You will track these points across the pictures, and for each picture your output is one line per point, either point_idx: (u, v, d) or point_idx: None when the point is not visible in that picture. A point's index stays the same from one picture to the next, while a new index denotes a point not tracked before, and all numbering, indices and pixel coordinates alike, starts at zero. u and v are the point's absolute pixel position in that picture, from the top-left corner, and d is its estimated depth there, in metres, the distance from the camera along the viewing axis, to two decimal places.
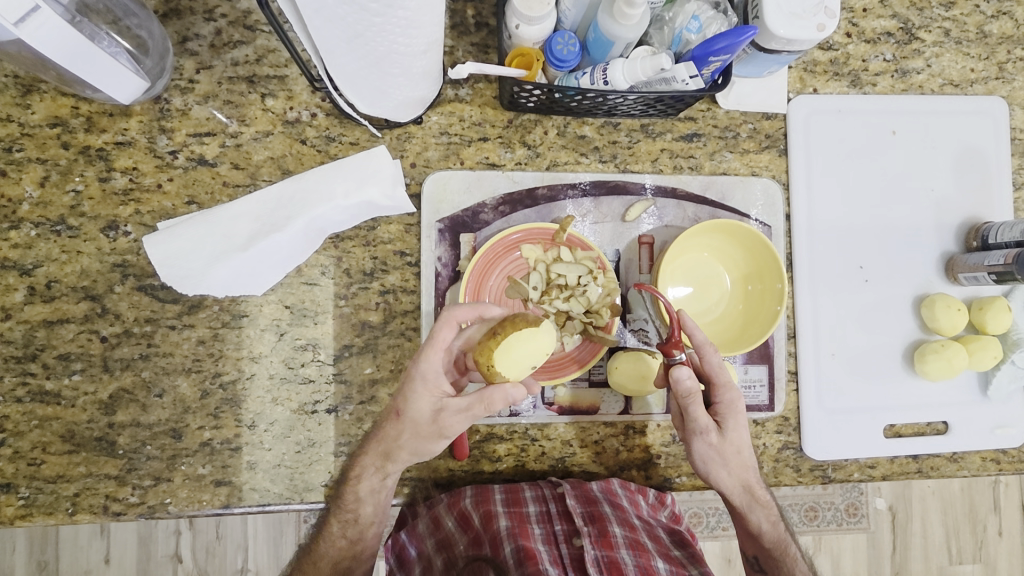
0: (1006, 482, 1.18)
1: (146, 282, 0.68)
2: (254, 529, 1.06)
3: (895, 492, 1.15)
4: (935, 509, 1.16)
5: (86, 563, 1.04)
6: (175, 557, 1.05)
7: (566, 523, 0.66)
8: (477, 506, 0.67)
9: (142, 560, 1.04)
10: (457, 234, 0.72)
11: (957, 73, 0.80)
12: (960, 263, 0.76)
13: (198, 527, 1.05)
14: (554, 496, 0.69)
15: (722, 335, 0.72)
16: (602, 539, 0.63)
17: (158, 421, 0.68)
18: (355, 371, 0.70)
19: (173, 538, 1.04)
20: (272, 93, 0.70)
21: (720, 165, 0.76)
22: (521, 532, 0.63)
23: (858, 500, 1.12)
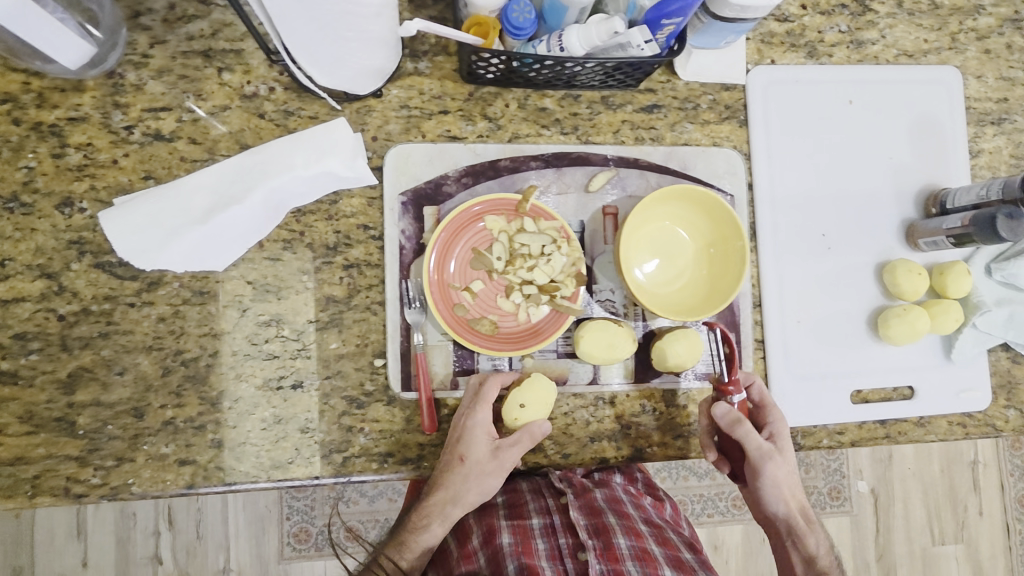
0: (983, 464, 1.50)
1: (104, 259, 0.67)
2: (236, 529, 1.36)
3: (877, 475, 1.45)
4: (917, 490, 1.47)
5: (66, 566, 1.32)
6: (156, 556, 1.35)
7: (570, 535, 0.71)
8: (481, 524, 0.74)
9: (123, 561, 1.34)
10: (421, 206, 0.72)
11: (911, 43, 0.82)
12: (920, 228, 0.76)
13: (177, 531, 1.36)
14: (558, 507, 0.72)
15: (681, 308, 0.71)
16: (608, 551, 0.70)
17: (119, 400, 0.66)
18: (320, 346, 0.69)
19: (154, 537, 1.34)
20: (228, 67, 0.70)
21: (681, 136, 0.77)
22: (523, 548, 0.69)
23: (841, 484, 1.43)
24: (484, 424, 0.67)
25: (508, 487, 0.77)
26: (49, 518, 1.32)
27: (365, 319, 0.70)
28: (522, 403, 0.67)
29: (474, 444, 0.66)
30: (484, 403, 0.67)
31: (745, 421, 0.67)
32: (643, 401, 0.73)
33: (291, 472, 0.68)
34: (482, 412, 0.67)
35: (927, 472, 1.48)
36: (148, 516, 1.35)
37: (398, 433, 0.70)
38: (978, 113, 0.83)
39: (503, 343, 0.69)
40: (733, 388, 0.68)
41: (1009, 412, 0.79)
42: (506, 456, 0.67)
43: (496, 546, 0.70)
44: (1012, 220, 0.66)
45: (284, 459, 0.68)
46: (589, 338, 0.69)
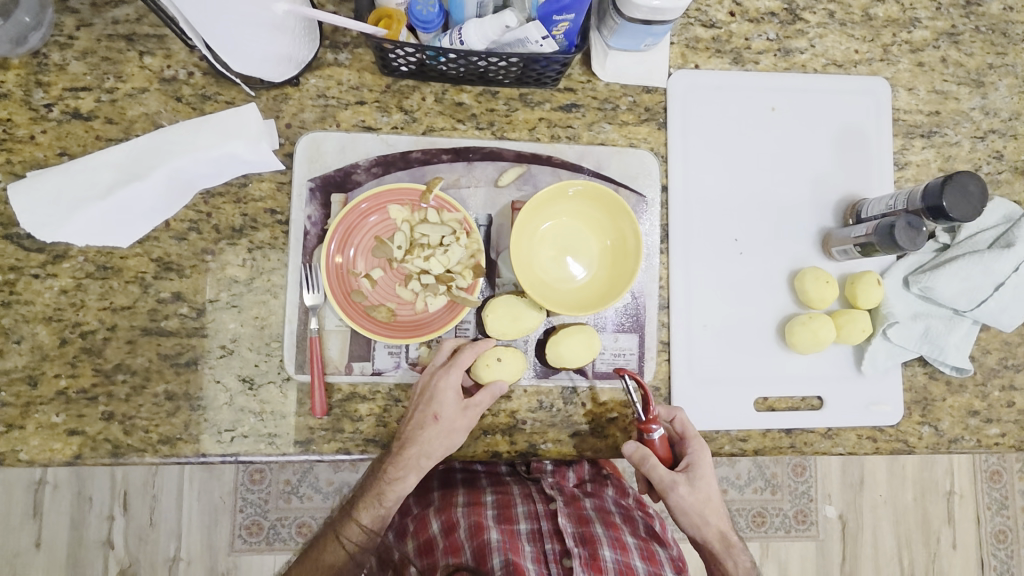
0: (959, 495, 1.50)
1: (12, 231, 0.69)
2: (189, 519, 1.37)
3: (846, 501, 1.48)
4: (887, 518, 1.49)
5: (19, 547, 1.35)
6: (108, 540, 1.36)
7: (556, 543, 0.75)
8: (468, 517, 0.78)
9: (76, 544, 1.35)
10: (328, 193, 0.73)
11: (841, 54, 0.81)
12: (833, 237, 0.76)
13: (130, 518, 1.37)
14: (547, 513, 0.79)
15: (574, 305, 0.71)
16: (591, 560, 0.73)
17: (15, 367, 0.68)
18: (218, 326, 0.71)
19: (108, 522, 1.35)
20: (150, 51, 0.71)
21: (597, 136, 0.77)
22: (510, 546, 0.73)
23: (807, 508, 1.45)
24: (454, 381, 0.68)
25: (500, 489, 0.83)
26: (8, 498, 1.35)
27: (264, 301, 0.72)
28: (498, 356, 0.70)
29: (446, 402, 0.68)
30: (456, 364, 0.69)
31: (652, 458, 0.68)
32: (540, 397, 0.74)
33: (181, 447, 0.70)
34: (451, 372, 0.68)
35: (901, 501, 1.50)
36: (103, 501, 1.36)
37: (289, 415, 0.71)
38: (907, 126, 0.82)
39: (396, 331, 0.70)
40: (652, 426, 0.68)
41: (923, 429, 0.80)
42: (472, 412, 0.69)
43: (483, 540, 0.74)
44: (911, 229, 0.67)
45: (174, 435, 0.70)
46: (495, 314, 0.70)
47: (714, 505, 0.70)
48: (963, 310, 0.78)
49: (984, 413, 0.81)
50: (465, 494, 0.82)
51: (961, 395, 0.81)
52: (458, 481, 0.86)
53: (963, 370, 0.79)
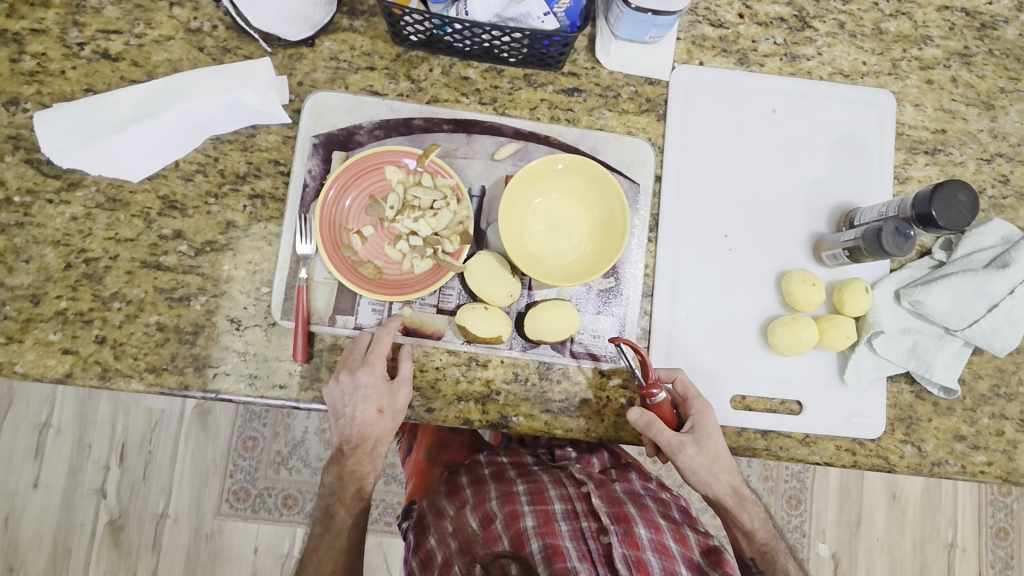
0: (960, 548, 1.47)
1: (34, 156, 0.73)
2: (181, 478, 1.40)
3: (840, 541, 1.44)
4: (883, 562, 1.46)
5: (18, 484, 1.38)
6: (103, 488, 1.39)
7: (592, 520, 0.76)
8: (503, 506, 0.78)
9: (72, 489, 1.38)
10: (330, 150, 0.75)
11: (849, 64, 0.82)
12: (825, 241, 0.76)
13: (125, 470, 1.40)
14: (579, 496, 0.79)
15: (556, 277, 0.72)
16: (629, 538, 0.74)
17: (21, 284, 0.72)
18: (213, 266, 0.74)
19: (103, 471, 1.39)
20: (180, 3, 0.76)
21: (597, 121, 0.79)
22: (548, 530, 0.74)
23: (800, 543, 1.43)
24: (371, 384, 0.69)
25: (529, 477, 0.83)
26: (11, 437, 1.38)
27: (259, 247, 0.74)
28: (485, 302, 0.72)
29: (373, 407, 0.70)
30: (367, 366, 0.69)
31: (658, 422, 0.69)
32: (515, 369, 0.74)
33: (165, 379, 0.72)
34: (365, 374, 0.69)
35: (898, 546, 1.46)
36: (101, 450, 1.40)
37: (271, 359, 0.73)
38: (911, 141, 0.82)
39: (380, 288, 0.72)
40: (654, 391, 0.68)
41: (905, 448, 0.78)
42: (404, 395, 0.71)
43: (520, 527, 0.75)
44: (898, 234, 0.67)
45: (160, 365, 0.72)
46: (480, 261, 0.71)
47: (724, 461, 0.72)
48: (954, 329, 0.77)
49: (970, 439, 0.79)
50: (498, 485, 0.81)
51: (948, 418, 0.79)
52: (487, 475, 0.84)
53: (950, 392, 0.78)
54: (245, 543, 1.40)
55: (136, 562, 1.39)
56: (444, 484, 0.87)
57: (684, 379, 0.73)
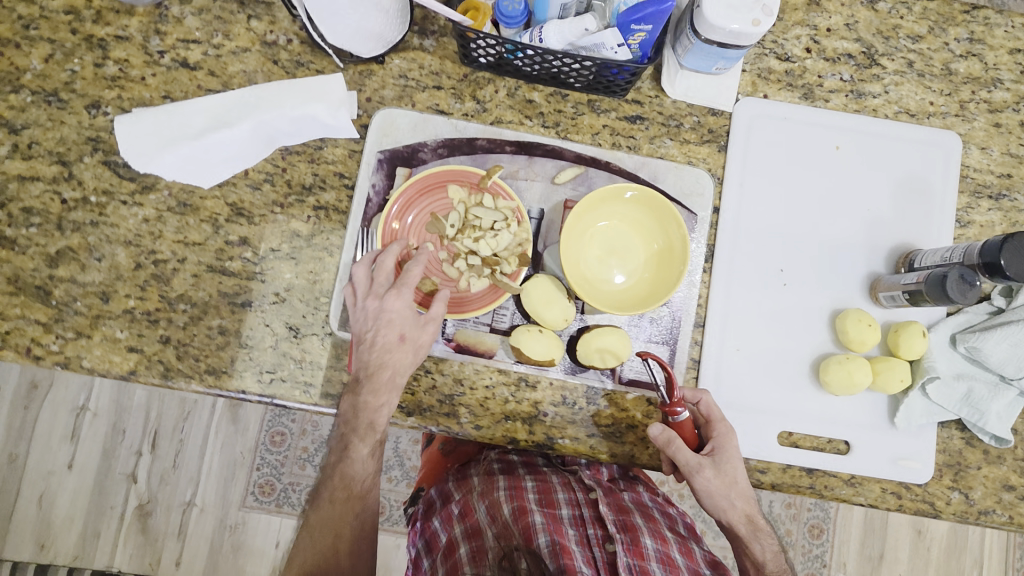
0: None
1: (111, 158, 0.75)
2: (209, 469, 1.43)
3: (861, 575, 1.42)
4: None
5: (53, 465, 1.42)
6: (133, 473, 1.43)
7: (598, 527, 0.74)
8: (511, 500, 0.76)
9: (105, 473, 1.42)
10: (394, 166, 0.77)
11: (915, 103, 0.81)
12: (882, 283, 0.75)
13: (157, 457, 1.43)
14: (587, 501, 0.78)
15: (611, 304, 0.72)
16: (635, 548, 0.72)
17: (92, 281, 0.74)
18: (275, 274, 0.75)
19: (135, 457, 1.42)
20: (257, 15, 0.78)
21: (658, 150, 0.79)
22: (555, 529, 0.71)
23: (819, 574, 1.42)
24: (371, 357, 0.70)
25: (539, 476, 0.83)
26: (50, 417, 1.43)
27: (320, 258, 0.76)
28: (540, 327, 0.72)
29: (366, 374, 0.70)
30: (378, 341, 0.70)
31: (678, 440, 0.69)
32: (564, 393, 0.75)
33: (224, 381, 0.74)
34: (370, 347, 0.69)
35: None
36: (135, 436, 1.43)
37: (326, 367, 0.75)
38: (975, 184, 0.81)
39: None
40: (676, 409, 0.68)
41: (952, 494, 0.77)
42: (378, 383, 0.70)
43: (528, 522, 0.72)
44: (962, 281, 0.66)
45: (219, 368, 0.74)
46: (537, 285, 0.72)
47: (741, 487, 0.70)
48: (1010, 378, 0.76)
49: (1019, 489, 0.78)
50: (506, 479, 0.81)
51: (998, 467, 0.78)
52: (497, 471, 0.85)
53: (1003, 442, 0.77)
54: (266, 539, 1.42)
55: (161, 547, 1.42)
56: (456, 475, 0.89)
57: (708, 402, 0.73)
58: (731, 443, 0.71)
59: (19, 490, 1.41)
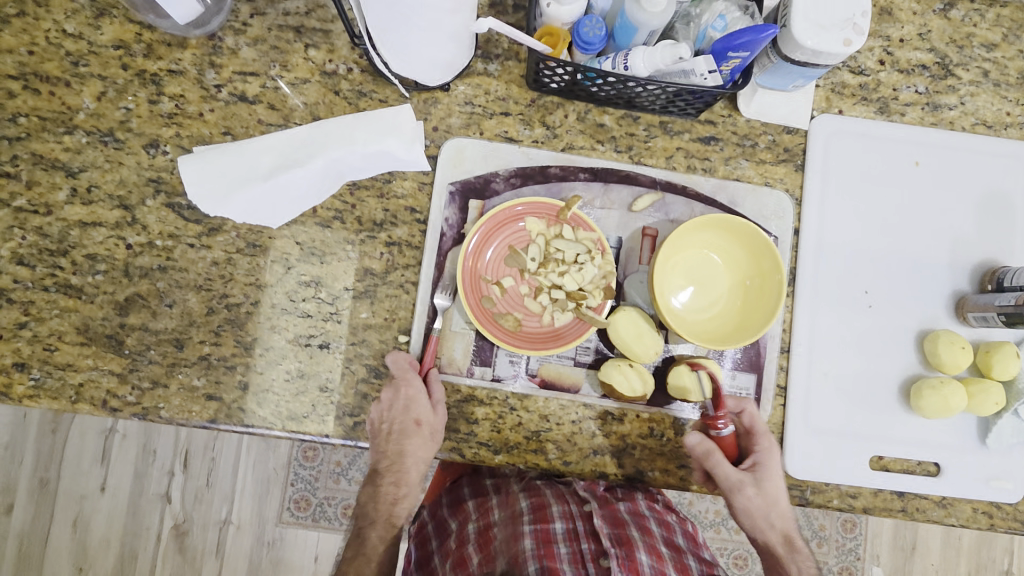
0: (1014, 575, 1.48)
1: (175, 200, 0.73)
2: (242, 486, 1.42)
3: (894, 564, 1.45)
4: None
5: (85, 488, 1.41)
6: (166, 493, 1.42)
7: (591, 542, 0.74)
8: (505, 527, 0.78)
9: (138, 494, 1.42)
10: (467, 199, 0.75)
11: (991, 114, 0.79)
12: (969, 303, 0.74)
13: (190, 476, 1.42)
14: (581, 515, 0.78)
15: (702, 336, 0.71)
16: (630, 563, 0.73)
17: (165, 328, 0.72)
18: (351, 314, 0.74)
19: (168, 477, 1.42)
20: (315, 44, 0.75)
21: (734, 171, 0.77)
22: (545, 552, 0.72)
23: (853, 566, 1.43)
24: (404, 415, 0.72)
25: (531, 490, 0.83)
26: (79, 441, 1.42)
27: (396, 295, 0.74)
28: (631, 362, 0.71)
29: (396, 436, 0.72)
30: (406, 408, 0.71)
31: (717, 454, 0.70)
32: (651, 425, 0.74)
33: (306, 426, 0.73)
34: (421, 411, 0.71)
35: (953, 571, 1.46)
36: (165, 455, 1.43)
37: None
38: None
39: (524, 342, 0.72)
40: (720, 422, 0.70)
41: None
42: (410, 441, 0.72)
43: (518, 548, 0.73)
44: None
45: (300, 412, 0.73)
46: (625, 320, 0.70)
47: (778, 503, 0.72)
48: None
49: None
50: (504, 507, 0.81)
51: None
52: (490, 489, 0.86)
53: None
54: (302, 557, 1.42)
55: (200, 566, 1.42)
56: (450, 496, 0.90)
57: (751, 411, 0.73)
58: (768, 459, 0.71)
59: (52, 515, 1.41)
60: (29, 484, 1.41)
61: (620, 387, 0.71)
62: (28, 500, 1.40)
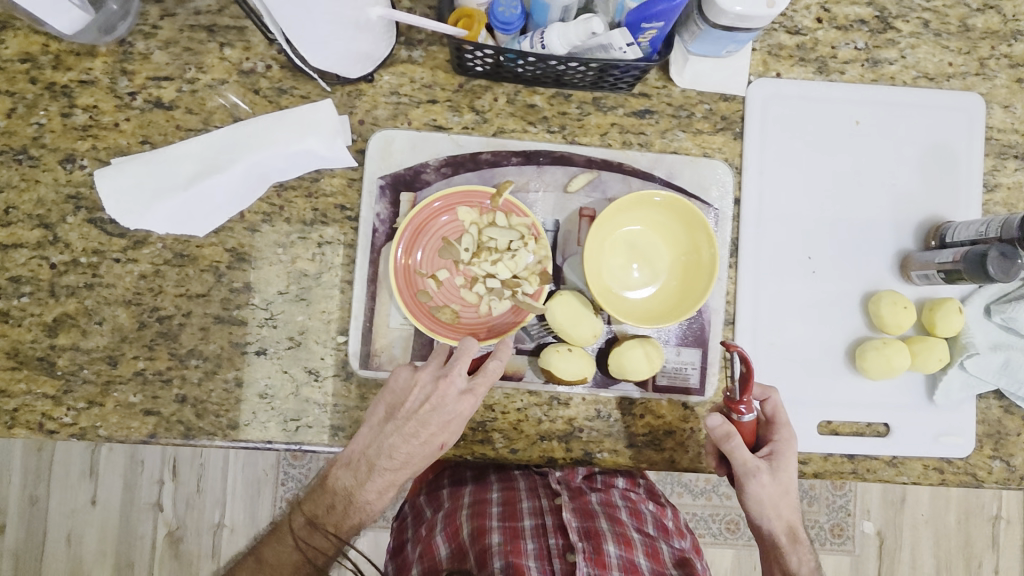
0: (1005, 521, 1.47)
1: (97, 215, 0.71)
2: (233, 490, 1.41)
3: (885, 517, 1.45)
4: (928, 539, 1.46)
5: (76, 502, 1.40)
6: (157, 502, 1.41)
7: (560, 537, 0.74)
8: (473, 520, 0.77)
9: (128, 504, 1.41)
10: (398, 191, 0.73)
11: (933, 66, 0.77)
12: (913, 261, 0.74)
13: (179, 484, 1.41)
14: (551, 508, 0.77)
15: (638, 314, 0.70)
16: (596, 556, 0.72)
17: (96, 347, 0.71)
18: (287, 318, 0.72)
19: (157, 486, 1.41)
20: (229, 42, 0.72)
21: (671, 144, 0.75)
22: (513, 549, 0.73)
23: (845, 522, 1.44)
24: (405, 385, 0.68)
25: (505, 482, 0.82)
26: (65, 457, 1.41)
27: (331, 296, 0.73)
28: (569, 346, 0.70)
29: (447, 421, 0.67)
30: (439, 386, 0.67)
31: (738, 437, 0.68)
32: (598, 406, 0.74)
33: (249, 434, 0.72)
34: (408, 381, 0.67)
35: (942, 521, 1.47)
36: (153, 466, 1.42)
37: (352, 409, 0.73)
38: (1000, 145, 0.78)
39: (460, 333, 0.71)
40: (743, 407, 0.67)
41: (993, 463, 0.77)
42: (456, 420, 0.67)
43: (485, 544, 0.74)
44: (1004, 260, 0.64)
45: (242, 421, 0.72)
46: (561, 304, 0.69)
47: (789, 494, 0.71)
48: None
49: None
50: (472, 493, 0.81)
51: None
52: (468, 477, 0.86)
53: None
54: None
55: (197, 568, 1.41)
56: (428, 488, 0.89)
57: (775, 401, 0.72)
58: (787, 450, 0.70)
59: (45, 531, 1.40)
60: (20, 502, 1.40)
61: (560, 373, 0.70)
62: (20, 518, 1.40)
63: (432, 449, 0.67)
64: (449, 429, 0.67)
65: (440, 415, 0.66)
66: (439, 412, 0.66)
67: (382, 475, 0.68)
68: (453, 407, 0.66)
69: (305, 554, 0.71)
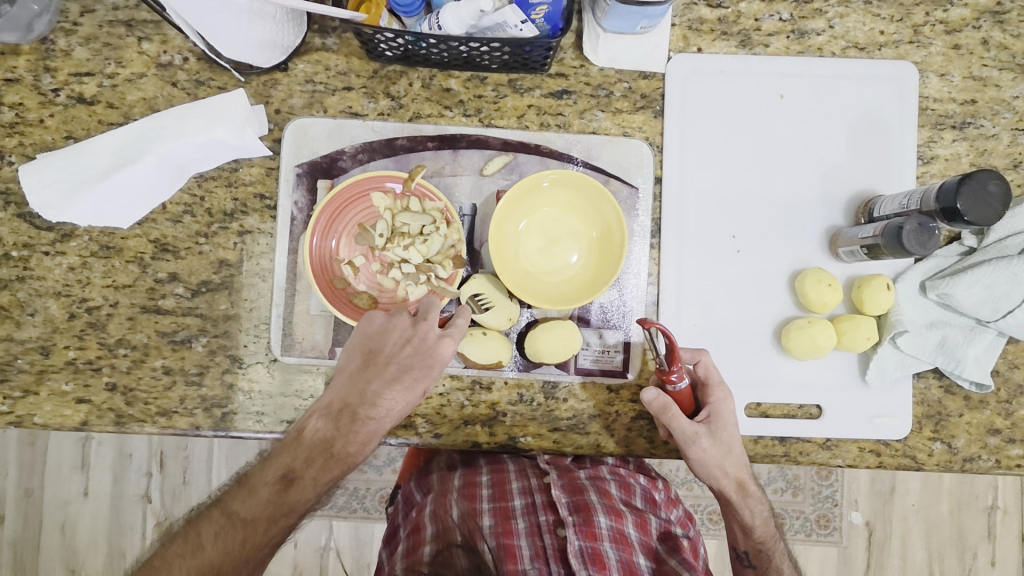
0: (1001, 511, 1.34)
1: (26, 210, 0.73)
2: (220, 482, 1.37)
3: (873, 508, 1.33)
4: (918, 530, 1.34)
5: (68, 494, 1.36)
6: (146, 495, 1.37)
7: (550, 513, 0.70)
8: (463, 503, 0.74)
9: (116, 497, 1.36)
10: (315, 179, 0.74)
11: (864, 35, 0.74)
12: (842, 237, 0.72)
13: (167, 475, 1.37)
14: (541, 486, 0.72)
15: (552, 298, 0.70)
16: (586, 529, 0.68)
17: (30, 338, 0.73)
18: (210, 307, 0.74)
19: (146, 478, 1.36)
20: (147, 37, 0.73)
21: (589, 124, 0.74)
22: (504, 529, 0.70)
23: (830, 512, 1.32)
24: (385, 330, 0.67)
25: (494, 464, 0.77)
26: (58, 448, 1.36)
27: (253, 284, 0.74)
28: (483, 329, 0.70)
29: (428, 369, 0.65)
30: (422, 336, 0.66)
31: (674, 407, 0.67)
32: (520, 390, 0.73)
33: (176, 421, 0.73)
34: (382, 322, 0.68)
35: (932, 510, 1.34)
36: (142, 458, 1.37)
37: (276, 395, 0.74)
38: (936, 116, 0.75)
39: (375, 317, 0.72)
40: (674, 376, 0.66)
41: (934, 445, 0.74)
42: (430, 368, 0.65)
43: (476, 525, 0.71)
44: (921, 231, 0.61)
45: (170, 408, 0.73)
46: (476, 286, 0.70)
47: (735, 453, 0.70)
48: (986, 320, 0.72)
49: (1006, 432, 0.75)
50: (460, 475, 0.77)
51: (982, 413, 0.75)
52: (458, 462, 0.80)
53: (982, 387, 0.73)
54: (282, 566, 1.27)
55: None
56: (418, 474, 0.84)
57: (707, 362, 0.70)
58: (724, 411, 0.69)
59: (40, 521, 1.37)
60: (17, 496, 1.36)
61: (474, 355, 0.70)
62: (16, 508, 1.36)
63: (417, 395, 0.65)
64: (431, 375, 0.66)
65: (423, 359, 0.65)
66: (423, 355, 0.65)
67: (367, 422, 0.65)
68: (437, 350, 0.65)
69: (281, 508, 0.66)
